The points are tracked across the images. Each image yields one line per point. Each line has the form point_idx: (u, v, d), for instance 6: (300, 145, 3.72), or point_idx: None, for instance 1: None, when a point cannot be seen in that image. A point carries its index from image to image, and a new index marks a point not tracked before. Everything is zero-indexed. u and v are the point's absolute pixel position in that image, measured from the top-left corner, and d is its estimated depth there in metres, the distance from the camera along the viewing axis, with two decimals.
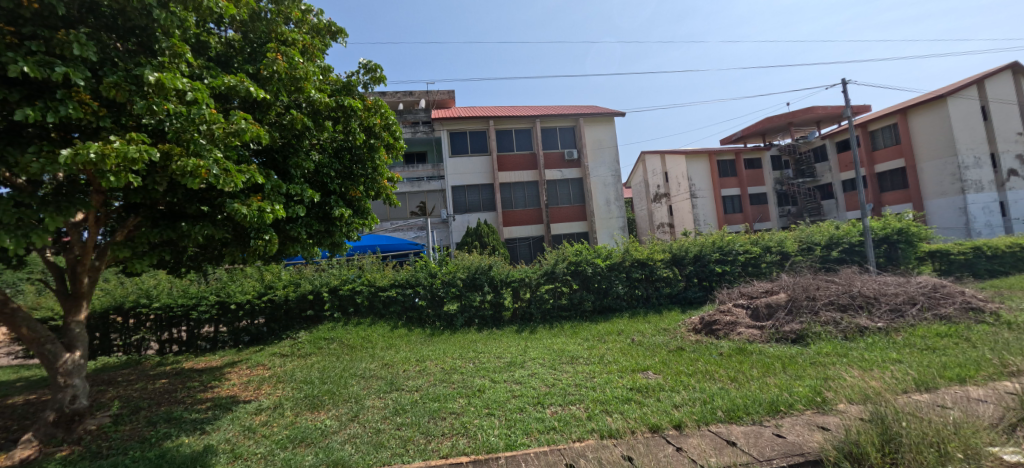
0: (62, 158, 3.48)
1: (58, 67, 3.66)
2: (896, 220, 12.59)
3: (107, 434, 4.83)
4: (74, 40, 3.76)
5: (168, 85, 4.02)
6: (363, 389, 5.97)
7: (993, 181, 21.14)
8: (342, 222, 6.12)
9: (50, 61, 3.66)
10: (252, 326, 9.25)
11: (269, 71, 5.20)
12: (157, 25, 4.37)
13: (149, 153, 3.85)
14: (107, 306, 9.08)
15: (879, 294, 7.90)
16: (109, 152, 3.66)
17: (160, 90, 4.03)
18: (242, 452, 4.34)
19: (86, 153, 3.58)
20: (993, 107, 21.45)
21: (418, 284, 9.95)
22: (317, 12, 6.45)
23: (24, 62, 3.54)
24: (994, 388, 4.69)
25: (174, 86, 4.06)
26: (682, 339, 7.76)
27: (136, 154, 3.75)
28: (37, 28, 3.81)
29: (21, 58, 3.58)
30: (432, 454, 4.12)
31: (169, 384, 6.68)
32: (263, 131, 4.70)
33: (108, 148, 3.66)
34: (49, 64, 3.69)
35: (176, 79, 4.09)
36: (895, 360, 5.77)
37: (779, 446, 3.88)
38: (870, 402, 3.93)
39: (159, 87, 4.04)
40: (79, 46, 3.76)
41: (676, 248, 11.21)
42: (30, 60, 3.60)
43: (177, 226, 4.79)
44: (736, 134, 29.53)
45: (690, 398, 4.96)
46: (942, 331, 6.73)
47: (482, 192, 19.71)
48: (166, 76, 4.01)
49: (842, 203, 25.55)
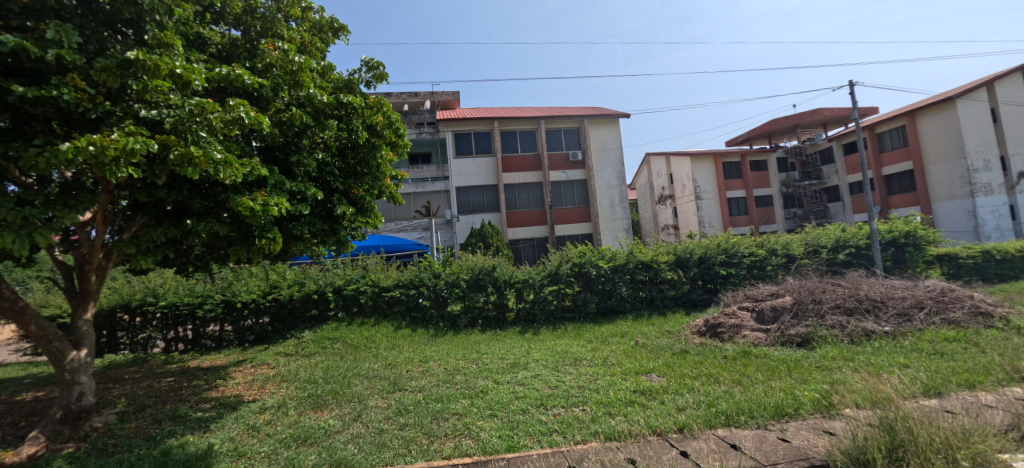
0: (64, 151, 3.50)
1: (51, 49, 3.71)
2: (903, 223, 12.47)
3: (113, 431, 4.87)
4: (53, 31, 3.79)
5: (154, 63, 4.03)
6: (366, 389, 5.99)
7: (1003, 184, 20.93)
8: (345, 220, 6.17)
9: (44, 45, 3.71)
10: (256, 326, 9.29)
11: (264, 65, 5.32)
12: (145, 15, 4.41)
13: (149, 145, 3.88)
14: (114, 304, 9.18)
15: (886, 298, 7.83)
16: (109, 145, 3.68)
17: (146, 69, 4.06)
18: (245, 451, 4.36)
19: (86, 146, 3.59)
20: (1003, 109, 21.24)
21: (421, 285, 9.98)
22: (318, 10, 6.49)
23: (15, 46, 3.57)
24: (1003, 394, 4.66)
25: (162, 65, 4.09)
26: (686, 342, 7.73)
27: (135, 145, 3.78)
28: (24, 21, 3.90)
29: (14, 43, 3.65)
30: (433, 454, 4.12)
31: (174, 382, 6.71)
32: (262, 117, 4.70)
33: (105, 141, 3.67)
34: (43, 48, 3.75)
35: (165, 59, 4.12)
36: (901, 364, 5.72)
37: (785, 451, 3.86)
38: (879, 408, 3.88)
39: (144, 65, 4.06)
40: (58, 31, 3.78)
41: (680, 250, 11.17)
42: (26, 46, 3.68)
43: (182, 224, 4.80)
44: (742, 136, 29.35)
45: (695, 401, 4.94)
46: (950, 336, 6.67)
47: (487, 192, 19.75)
48: (150, 53, 4.02)
49: (848, 205, 25.35)
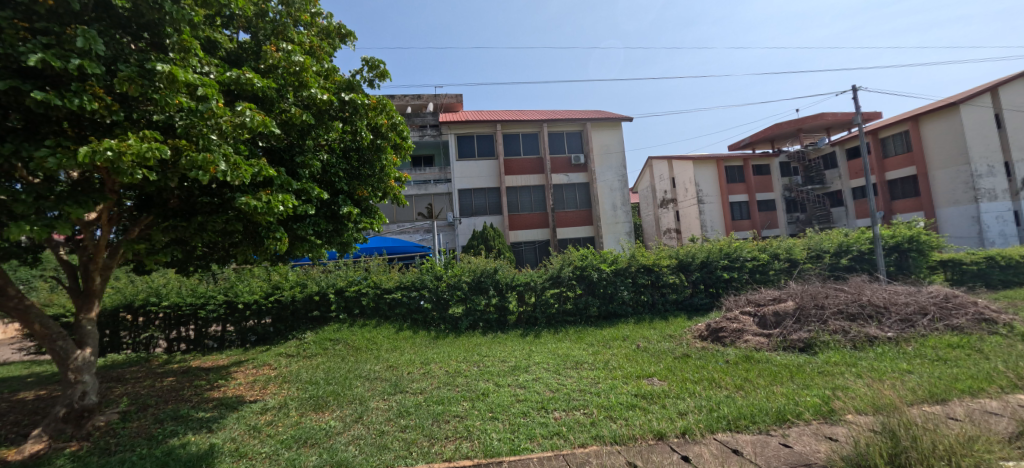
0: (81, 155, 3.56)
1: (74, 59, 3.75)
2: (907, 229, 12.42)
3: (115, 430, 4.89)
4: (80, 34, 3.81)
5: (177, 79, 4.08)
6: (368, 390, 6.00)
7: (1007, 190, 20.83)
8: (350, 221, 6.19)
9: (67, 54, 3.75)
10: (259, 326, 9.31)
11: (268, 65, 5.36)
12: (168, 20, 4.44)
13: (162, 150, 3.94)
14: (117, 304, 9.22)
15: (889, 303, 7.78)
16: (127, 151, 3.75)
17: (169, 84, 4.13)
18: (247, 451, 4.37)
19: (103, 151, 3.67)
20: (1008, 115, 21.18)
21: (423, 287, 10.00)
22: (327, 16, 6.58)
23: (40, 53, 3.62)
24: (1007, 401, 4.64)
25: (184, 80, 4.12)
26: (688, 346, 7.72)
27: (151, 151, 3.85)
28: (49, 24, 3.87)
29: (37, 48, 3.68)
30: (434, 456, 4.12)
31: (177, 382, 6.73)
32: (268, 119, 4.73)
33: (121, 146, 3.75)
34: (65, 56, 3.78)
35: (186, 72, 4.15)
36: (905, 370, 5.70)
37: (786, 456, 3.86)
38: (883, 414, 3.86)
39: (168, 80, 4.11)
40: (86, 38, 3.79)
41: (683, 254, 11.14)
42: (47, 52, 3.70)
43: (187, 223, 4.79)
44: (745, 140, 29.33)
45: (697, 405, 4.92)
46: (954, 342, 6.63)
47: (489, 194, 19.76)
48: (176, 69, 4.06)
49: (852, 210, 25.26)
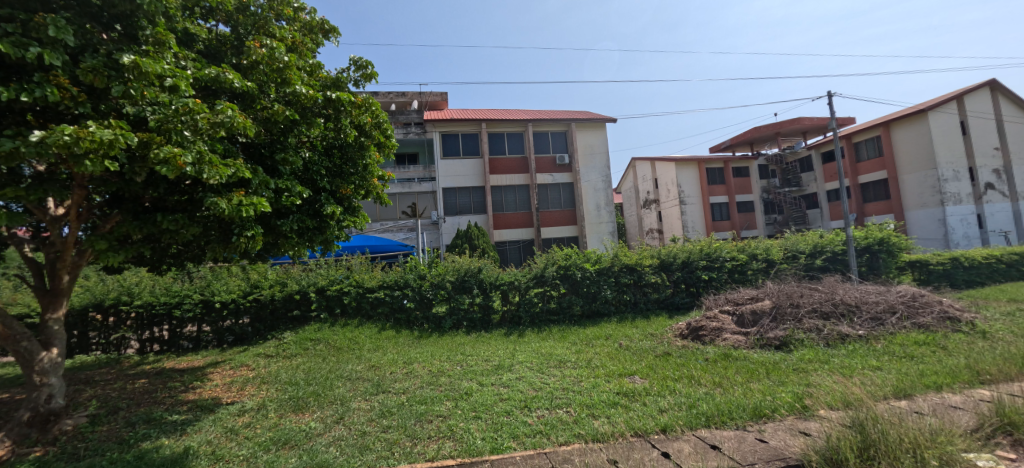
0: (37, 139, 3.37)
1: (33, 48, 3.58)
2: (877, 230, 12.83)
3: (83, 434, 4.71)
4: (52, 23, 3.69)
5: (145, 69, 3.95)
6: (349, 391, 5.91)
7: (970, 194, 21.69)
8: (332, 219, 6.09)
9: (27, 43, 3.58)
10: (236, 326, 9.09)
11: (250, 61, 5.21)
12: (140, 12, 4.32)
13: (126, 137, 3.74)
14: (86, 303, 8.88)
15: (860, 302, 8.04)
16: (86, 137, 3.55)
17: (137, 75, 3.97)
18: (223, 454, 4.26)
19: (59, 135, 3.47)
20: (971, 121, 22.03)
21: (406, 286, 9.91)
22: (310, 10, 6.44)
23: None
24: (971, 396, 4.83)
25: (153, 70, 4.00)
26: (669, 344, 7.83)
27: (113, 138, 3.65)
28: (13, 11, 3.72)
29: None
30: (417, 457, 4.10)
31: (149, 384, 6.53)
32: (249, 122, 4.62)
33: (83, 132, 3.54)
34: (25, 45, 3.61)
35: (156, 63, 4.04)
36: (874, 367, 5.88)
37: (762, 451, 3.94)
38: (852, 409, 3.98)
39: (136, 71, 3.98)
40: (56, 28, 3.69)
41: (664, 254, 11.27)
42: (5, 40, 3.52)
43: (157, 221, 4.60)
44: (726, 143, 29.80)
45: (676, 402, 5.00)
46: (920, 340, 6.88)
47: (473, 193, 19.71)
48: (143, 59, 3.94)
49: (826, 212, 25.92)
